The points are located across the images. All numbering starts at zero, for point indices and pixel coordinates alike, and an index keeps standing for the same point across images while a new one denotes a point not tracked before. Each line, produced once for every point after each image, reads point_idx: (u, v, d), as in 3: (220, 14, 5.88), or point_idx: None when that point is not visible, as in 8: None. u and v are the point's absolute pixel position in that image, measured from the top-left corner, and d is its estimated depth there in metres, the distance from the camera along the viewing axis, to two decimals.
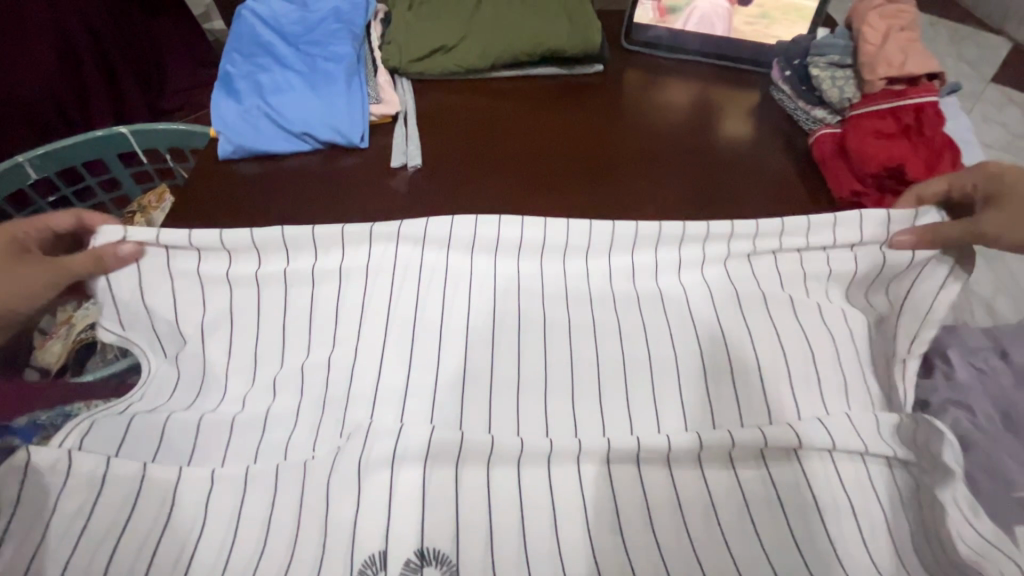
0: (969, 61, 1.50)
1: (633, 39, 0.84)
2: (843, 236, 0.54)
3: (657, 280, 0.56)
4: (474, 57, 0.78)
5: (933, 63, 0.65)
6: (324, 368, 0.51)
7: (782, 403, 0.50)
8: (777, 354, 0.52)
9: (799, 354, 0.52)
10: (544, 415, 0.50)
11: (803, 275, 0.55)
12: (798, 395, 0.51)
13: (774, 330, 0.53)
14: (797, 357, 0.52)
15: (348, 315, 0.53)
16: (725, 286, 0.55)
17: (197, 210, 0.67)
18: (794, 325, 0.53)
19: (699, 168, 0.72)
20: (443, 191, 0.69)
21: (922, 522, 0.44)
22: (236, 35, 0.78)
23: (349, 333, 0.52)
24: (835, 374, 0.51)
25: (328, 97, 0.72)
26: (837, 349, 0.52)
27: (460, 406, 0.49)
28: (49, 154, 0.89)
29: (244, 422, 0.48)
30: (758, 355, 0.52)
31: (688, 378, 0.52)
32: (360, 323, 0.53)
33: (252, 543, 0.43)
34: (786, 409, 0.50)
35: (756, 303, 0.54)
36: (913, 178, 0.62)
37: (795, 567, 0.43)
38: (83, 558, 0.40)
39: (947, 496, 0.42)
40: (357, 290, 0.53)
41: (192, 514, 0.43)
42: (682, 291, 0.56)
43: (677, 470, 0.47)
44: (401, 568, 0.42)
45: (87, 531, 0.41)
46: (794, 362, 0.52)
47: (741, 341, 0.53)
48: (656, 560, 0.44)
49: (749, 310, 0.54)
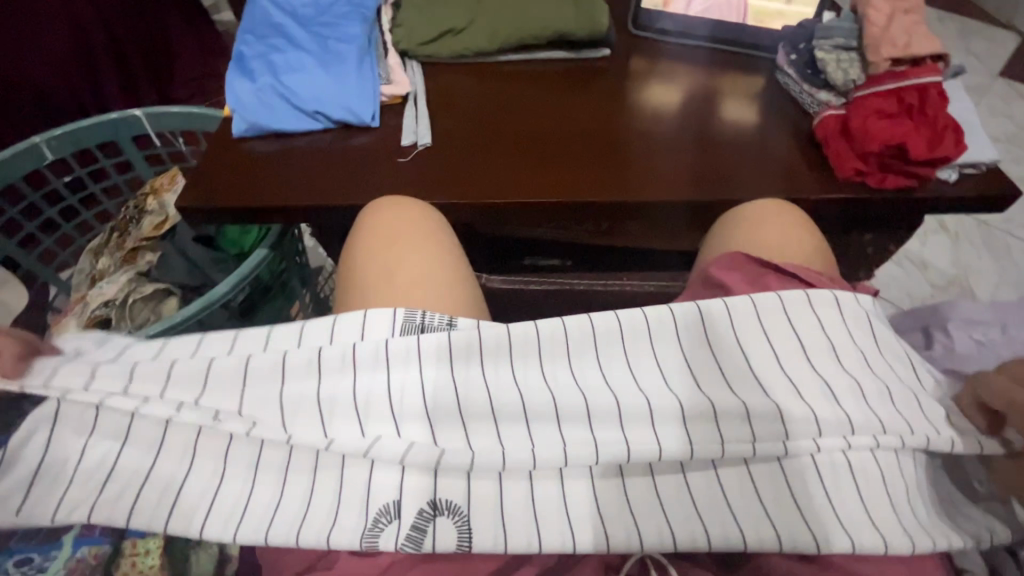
0: (977, 55, 1.50)
1: (640, 25, 0.85)
2: (851, 316, 0.51)
3: (669, 309, 0.50)
4: (484, 39, 0.79)
5: (935, 45, 0.66)
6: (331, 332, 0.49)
7: (801, 378, 0.48)
8: (792, 342, 0.49)
9: (817, 337, 0.50)
10: (563, 377, 0.49)
11: (826, 305, 0.51)
12: (818, 371, 0.48)
13: (791, 329, 0.50)
14: (817, 347, 0.49)
15: (349, 318, 0.50)
16: (744, 304, 0.50)
17: (212, 190, 0.69)
18: (818, 316, 0.50)
19: (706, 151, 0.72)
20: (455, 171, 0.71)
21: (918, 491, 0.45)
22: (249, 18, 0.80)
23: (352, 322, 0.50)
24: (854, 354, 0.49)
25: (340, 76, 0.73)
26: (854, 342, 0.50)
27: (461, 375, 0.48)
28: (66, 134, 0.91)
29: (256, 378, 0.47)
30: (780, 334, 0.50)
31: (699, 359, 0.49)
32: (362, 317, 0.50)
33: (268, 494, 0.44)
34: (806, 381, 0.48)
35: (762, 307, 0.50)
36: (915, 157, 0.64)
37: (798, 532, 0.43)
38: (108, 502, 0.42)
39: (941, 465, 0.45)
40: (353, 319, 0.50)
41: (211, 465, 0.44)
42: (698, 312, 0.50)
43: (691, 429, 0.46)
44: (414, 517, 0.43)
45: (114, 473, 0.43)
46: (813, 348, 0.49)
47: (756, 339, 0.49)
48: (660, 519, 0.44)
49: (766, 315, 0.50)
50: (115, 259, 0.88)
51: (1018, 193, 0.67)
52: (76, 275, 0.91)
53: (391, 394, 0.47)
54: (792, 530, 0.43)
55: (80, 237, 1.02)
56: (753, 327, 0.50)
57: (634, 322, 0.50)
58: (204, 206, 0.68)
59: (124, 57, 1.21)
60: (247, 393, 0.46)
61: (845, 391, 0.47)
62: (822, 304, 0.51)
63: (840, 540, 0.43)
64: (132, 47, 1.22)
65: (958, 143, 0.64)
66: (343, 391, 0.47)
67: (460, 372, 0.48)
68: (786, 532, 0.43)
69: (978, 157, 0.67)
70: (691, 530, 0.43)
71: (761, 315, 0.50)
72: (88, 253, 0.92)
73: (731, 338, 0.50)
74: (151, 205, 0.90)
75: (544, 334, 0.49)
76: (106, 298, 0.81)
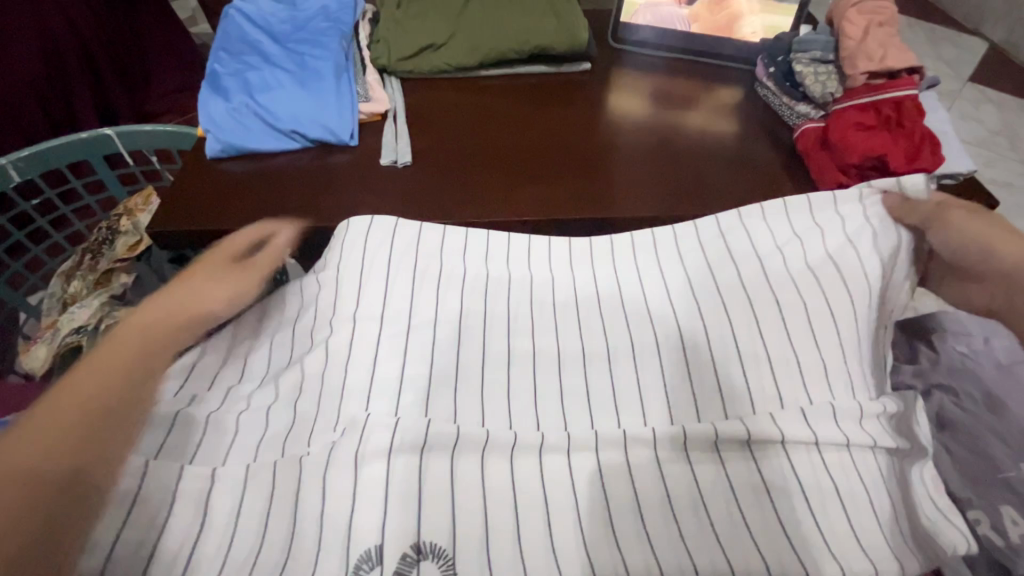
0: (947, 61, 1.54)
1: (620, 39, 0.85)
2: (816, 322, 0.51)
3: (646, 301, 0.57)
4: (464, 54, 0.78)
5: (910, 58, 0.67)
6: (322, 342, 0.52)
7: (764, 394, 0.49)
8: (760, 351, 0.51)
9: (784, 347, 0.51)
10: (534, 410, 0.51)
11: (802, 309, 0.52)
12: (781, 385, 0.50)
13: (758, 331, 0.52)
14: (781, 361, 0.50)
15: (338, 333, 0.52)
16: (708, 297, 0.55)
17: (184, 210, 0.67)
18: (788, 329, 0.52)
19: (679, 161, 0.72)
20: (435, 188, 0.69)
21: (914, 526, 0.43)
22: (224, 35, 0.78)
23: (343, 335, 0.52)
24: (813, 358, 0.50)
25: (317, 93, 0.72)
26: (820, 350, 0.50)
27: (456, 396, 0.50)
28: (35, 156, 0.88)
29: (246, 421, 0.49)
30: (741, 332, 0.52)
31: (671, 368, 0.53)
32: (353, 324, 0.52)
33: (255, 531, 0.43)
34: (769, 399, 0.49)
35: (727, 312, 0.54)
36: (895, 168, 0.63)
37: (789, 562, 0.42)
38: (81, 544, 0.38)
39: (916, 475, 0.45)
40: (344, 336, 0.52)
41: (191, 519, 0.42)
42: (671, 312, 0.56)
43: (666, 465, 0.47)
44: (397, 562, 0.40)
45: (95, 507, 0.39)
46: (778, 362, 0.50)
47: (728, 357, 0.51)
48: (647, 552, 0.43)
49: (733, 308, 0.54)
50: (87, 282, 0.85)
51: (998, 203, 0.67)
52: (47, 299, 0.89)
53: (361, 434, 0.45)
54: (780, 557, 0.42)
55: (51, 260, 0.99)
56: (724, 328, 0.53)
57: (625, 342, 0.55)
58: (170, 229, 0.66)
59: (97, 73, 1.18)
60: (238, 429, 0.48)
61: (820, 415, 0.47)
62: (784, 312, 0.52)
63: (829, 566, 0.41)
64: (106, 63, 1.19)
65: (937, 154, 0.63)
66: (328, 403, 0.49)
67: (438, 416, 0.48)
68: (774, 560, 0.42)
69: (957, 167, 0.67)
70: (678, 560, 0.43)
71: (718, 309, 0.54)
72: (59, 276, 0.90)
73: (691, 346, 0.53)
74: (124, 226, 0.87)
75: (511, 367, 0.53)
76: (78, 325, 0.79)
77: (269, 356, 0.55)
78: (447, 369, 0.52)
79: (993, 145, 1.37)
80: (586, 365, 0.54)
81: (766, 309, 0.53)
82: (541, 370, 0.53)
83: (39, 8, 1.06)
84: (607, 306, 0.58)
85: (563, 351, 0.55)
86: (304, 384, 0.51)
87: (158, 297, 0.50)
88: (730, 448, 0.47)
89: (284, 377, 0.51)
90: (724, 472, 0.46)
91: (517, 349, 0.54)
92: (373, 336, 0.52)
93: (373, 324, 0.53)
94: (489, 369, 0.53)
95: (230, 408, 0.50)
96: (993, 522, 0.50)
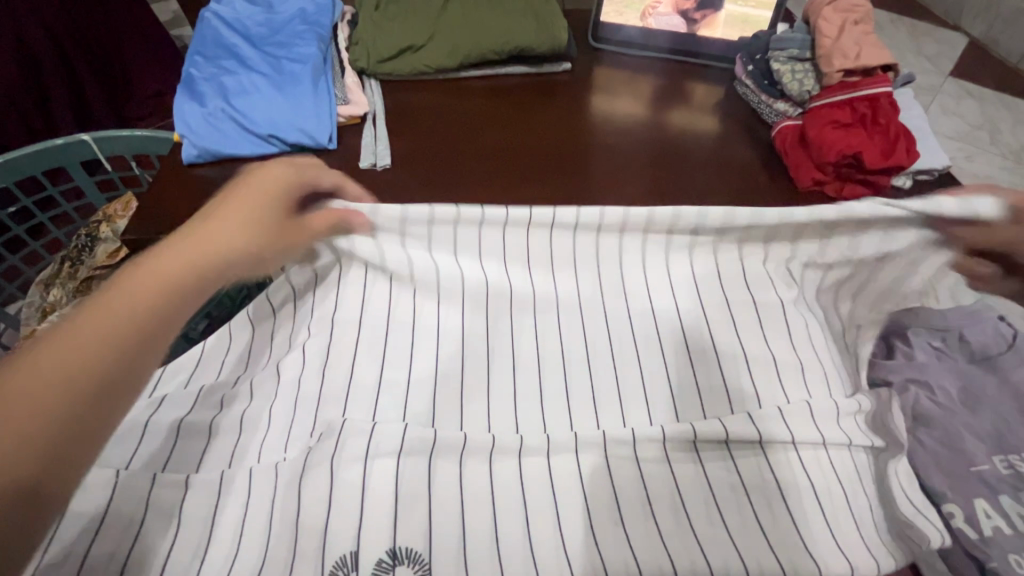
0: (928, 56, 1.55)
1: (601, 38, 0.85)
2: (790, 323, 0.54)
3: (628, 296, 0.57)
4: (442, 55, 0.78)
5: (884, 56, 0.67)
6: (298, 357, 0.52)
7: (742, 391, 0.51)
8: (737, 353, 0.53)
9: (760, 347, 0.53)
10: (514, 413, 0.51)
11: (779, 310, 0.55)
12: (759, 383, 0.51)
13: (735, 338, 0.54)
14: (759, 363, 0.52)
15: (318, 345, 0.52)
16: (692, 302, 0.56)
17: (159, 216, 0.66)
18: (765, 333, 0.54)
19: (663, 159, 0.73)
20: (415, 192, 0.69)
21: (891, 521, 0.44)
22: (199, 38, 0.77)
23: (319, 344, 0.52)
24: (790, 357, 0.52)
25: (294, 97, 0.71)
26: (795, 350, 0.53)
27: (438, 398, 0.50)
28: (9, 162, 0.86)
29: (221, 428, 0.48)
30: (717, 333, 0.54)
31: (652, 370, 0.53)
32: (331, 330, 0.53)
33: (230, 540, 0.42)
34: (746, 397, 0.50)
35: (708, 316, 0.55)
36: (869, 166, 0.64)
37: (769, 567, 0.42)
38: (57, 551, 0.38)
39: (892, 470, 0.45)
40: (320, 344, 0.52)
41: (162, 532, 0.42)
42: (653, 310, 0.56)
43: (645, 466, 0.47)
44: (372, 569, 0.40)
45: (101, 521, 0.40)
46: (755, 363, 0.52)
47: (705, 357, 0.53)
48: (625, 550, 0.43)
49: (712, 311, 0.55)
50: (67, 290, 0.84)
51: None
52: (26, 308, 0.88)
53: (337, 440, 0.44)
54: (757, 556, 0.42)
55: (29, 269, 0.97)
56: (703, 330, 0.54)
57: (605, 340, 0.55)
58: (146, 235, 0.65)
59: (77, 77, 1.17)
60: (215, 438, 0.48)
61: (797, 413, 0.47)
62: (759, 316, 0.55)
63: (805, 563, 0.42)
64: (84, 66, 1.18)
65: (912, 150, 0.64)
66: (308, 408, 0.49)
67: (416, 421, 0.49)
68: (752, 559, 0.42)
69: (933, 163, 0.68)
70: (655, 558, 0.42)
71: (695, 309, 0.56)
72: (38, 284, 0.89)
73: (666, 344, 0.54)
74: (104, 233, 0.86)
75: (491, 369, 0.53)
76: None
77: (240, 377, 0.53)
78: (426, 372, 0.52)
79: (975, 139, 1.39)
80: (567, 366, 0.54)
81: (740, 307, 0.55)
82: (522, 372, 0.53)
83: (14, 13, 1.05)
84: (588, 304, 0.57)
85: (540, 353, 0.54)
86: (282, 394, 0.50)
87: (217, 219, 0.42)
88: (708, 448, 0.47)
89: (260, 389, 0.51)
90: (702, 471, 0.47)
91: (499, 350, 0.54)
92: (349, 338, 0.52)
93: (351, 330, 0.53)
94: (470, 372, 0.53)
95: (201, 416, 0.48)
96: (967, 516, 0.51)
